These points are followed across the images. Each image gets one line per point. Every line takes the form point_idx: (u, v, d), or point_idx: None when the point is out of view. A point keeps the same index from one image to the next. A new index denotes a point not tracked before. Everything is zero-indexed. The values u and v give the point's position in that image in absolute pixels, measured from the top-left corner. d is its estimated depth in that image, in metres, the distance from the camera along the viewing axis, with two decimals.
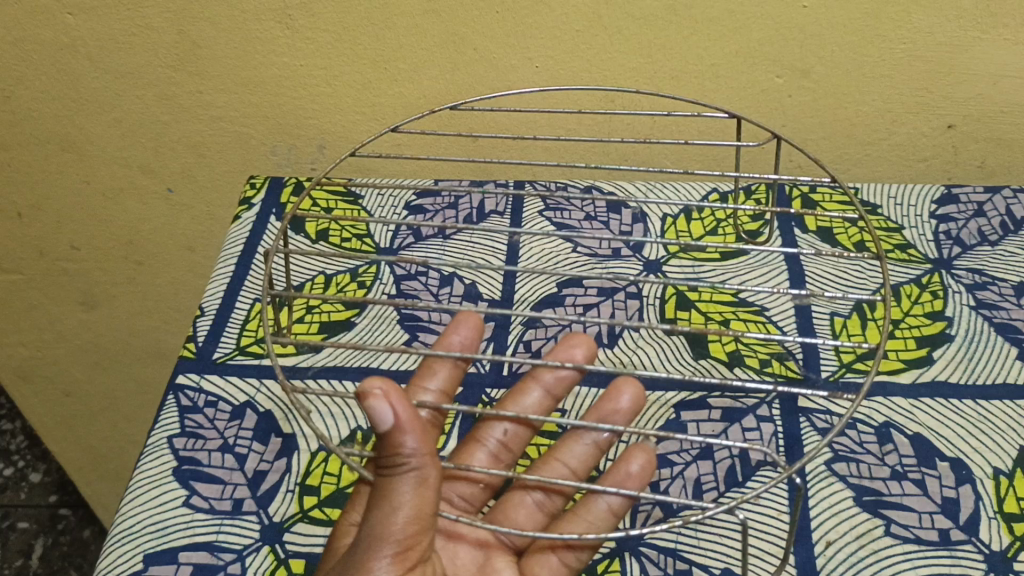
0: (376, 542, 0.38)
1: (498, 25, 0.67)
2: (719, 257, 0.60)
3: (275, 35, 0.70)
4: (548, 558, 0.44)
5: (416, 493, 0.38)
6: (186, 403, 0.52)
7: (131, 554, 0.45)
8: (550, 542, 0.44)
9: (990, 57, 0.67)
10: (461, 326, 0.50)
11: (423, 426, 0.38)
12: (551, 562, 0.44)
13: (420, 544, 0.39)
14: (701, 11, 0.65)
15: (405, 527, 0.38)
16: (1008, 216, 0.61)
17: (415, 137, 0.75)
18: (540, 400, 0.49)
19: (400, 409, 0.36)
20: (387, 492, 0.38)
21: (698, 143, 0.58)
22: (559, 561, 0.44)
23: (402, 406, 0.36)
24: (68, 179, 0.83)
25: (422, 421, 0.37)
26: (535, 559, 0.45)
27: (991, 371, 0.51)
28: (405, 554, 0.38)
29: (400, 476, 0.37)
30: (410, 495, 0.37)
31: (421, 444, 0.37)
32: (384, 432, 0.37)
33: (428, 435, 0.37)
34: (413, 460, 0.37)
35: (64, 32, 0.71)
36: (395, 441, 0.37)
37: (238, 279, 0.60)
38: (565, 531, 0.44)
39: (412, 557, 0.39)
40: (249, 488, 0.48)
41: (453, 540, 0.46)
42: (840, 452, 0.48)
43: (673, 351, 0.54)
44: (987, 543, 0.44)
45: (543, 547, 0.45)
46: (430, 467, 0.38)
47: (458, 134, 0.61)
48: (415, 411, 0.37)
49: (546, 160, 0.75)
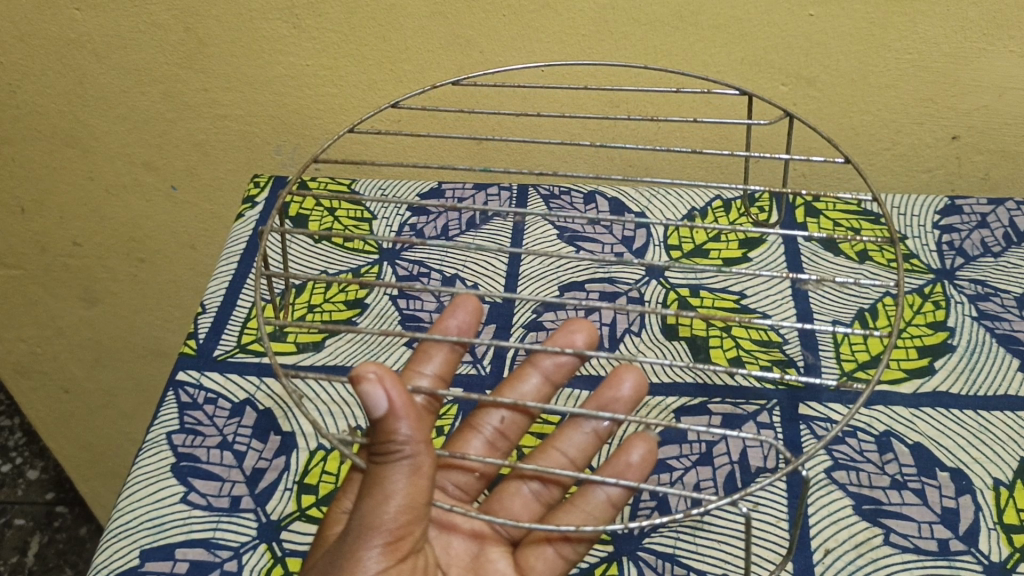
0: (366, 531, 0.38)
1: (504, 28, 0.68)
2: (722, 263, 0.60)
3: (282, 34, 0.70)
4: (543, 550, 0.45)
5: (409, 482, 0.37)
6: (186, 399, 0.52)
7: (128, 550, 0.45)
8: (546, 533, 0.45)
9: (995, 68, 0.67)
10: (458, 311, 0.51)
11: (418, 413, 0.38)
12: (547, 555, 0.44)
13: (412, 534, 0.39)
14: (707, 17, 0.65)
15: (397, 517, 0.38)
16: (1011, 228, 0.61)
17: (417, 111, 0.73)
18: (540, 386, 0.50)
19: (394, 395, 0.36)
20: (379, 480, 0.38)
21: (709, 124, 0.56)
22: (555, 553, 0.44)
23: (396, 391, 0.36)
24: (71, 174, 0.83)
25: (416, 408, 0.37)
26: (530, 552, 0.45)
27: (993, 381, 0.51)
28: (396, 544, 0.39)
29: (394, 464, 0.37)
30: (403, 484, 0.37)
31: (416, 431, 0.37)
32: (377, 418, 0.37)
33: (422, 423, 0.37)
34: (407, 447, 0.37)
35: (72, 28, 0.71)
36: (390, 428, 0.37)
37: (240, 277, 0.60)
38: (562, 523, 0.45)
39: (404, 548, 0.39)
40: (247, 486, 0.48)
41: (447, 531, 0.46)
42: (840, 460, 0.48)
43: (674, 357, 0.54)
44: (986, 553, 0.44)
45: (538, 539, 0.45)
46: (424, 455, 0.37)
47: (461, 113, 0.60)
48: (410, 399, 0.37)
49: (550, 142, 0.74)
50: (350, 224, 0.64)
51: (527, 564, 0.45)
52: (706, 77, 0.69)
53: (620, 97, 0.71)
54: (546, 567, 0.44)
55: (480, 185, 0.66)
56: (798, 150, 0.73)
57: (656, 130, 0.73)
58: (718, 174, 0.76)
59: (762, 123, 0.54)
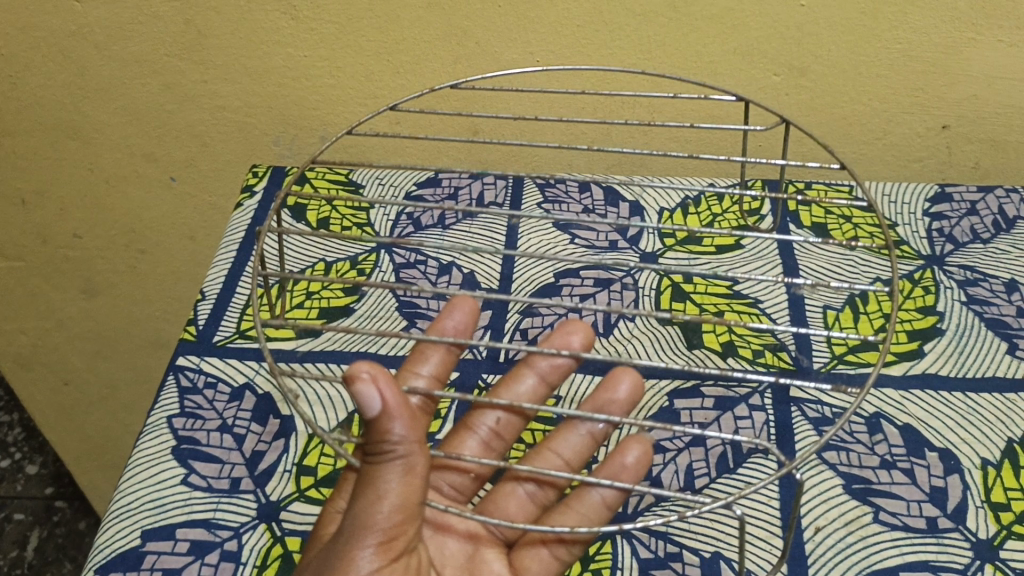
0: (360, 531, 0.38)
1: (500, 18, 0.68)
2: (715, 250, 0.61)
3: (280, 25, 0.71)
4: (538, 551, 0.45)
5: (403, 482, 0.38)
6: (186, 384, 0.53)
7: (129, 530, 0.46)
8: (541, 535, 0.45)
9: (984, 58, 0.67)
10: (455, 311, 0.51)
11: (412, 413, 0.38)
12: (542, 556, 0.45)
13: (405, 534, 0.39)
14: (699, 8, 0.66)
15: (390, 516, 0.38)
16: (1000, 214, 0.62)
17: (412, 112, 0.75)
18: (535, 387, 0.50)
19: (388, 394, 0.37)
20: (373, 481, 0.38)
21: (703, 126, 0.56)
22: (550, 554, 0.45)
23: (389, 390, 0.37)
24: (71, 166, 0.84)
25: (410, 408, 0.38)
26: (524, 553, 0.45)
27: (981, 364, 0.52)
28: (389, 544, 0.39)
29: (387, 464, 0.38)
30: (396, 484, 0.38)
31: (410, 431, 0.37)
32: (373, 418, 0.37)
33: (416, 423, 0.38)
34: (400, 447, 0.37)
35: (72, 20, 0.72)
36: (384, 428, 0.37)
37: (239, 265, 0.60)
38: (556, 524, 0.45)
39: (397, 547, 0.40)
40: (247, 467, 0.49)
41: (441, 531, 0.47)
42: (830, 441, 0.49)
43: (668, 342, 0.55)
44: (974, 531, 0.45)
45: (532, 540, 0.46)
46: (417, 456, 0.38)
47: (458, 114, 0.60)
48: (404, 398, 0.38)
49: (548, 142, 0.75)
50: (348, 213, 0.65)
51: (521, 565, 0.45)
52: (701, 69, 0.70)
53: (616, 96, 0.72)
54: (541, 568, 0.45)
55: (477, 174, 0.67)
56: (791, 138, 0.74)
57: (651, 126, 0.74)
58: (713, 164, 0.77)
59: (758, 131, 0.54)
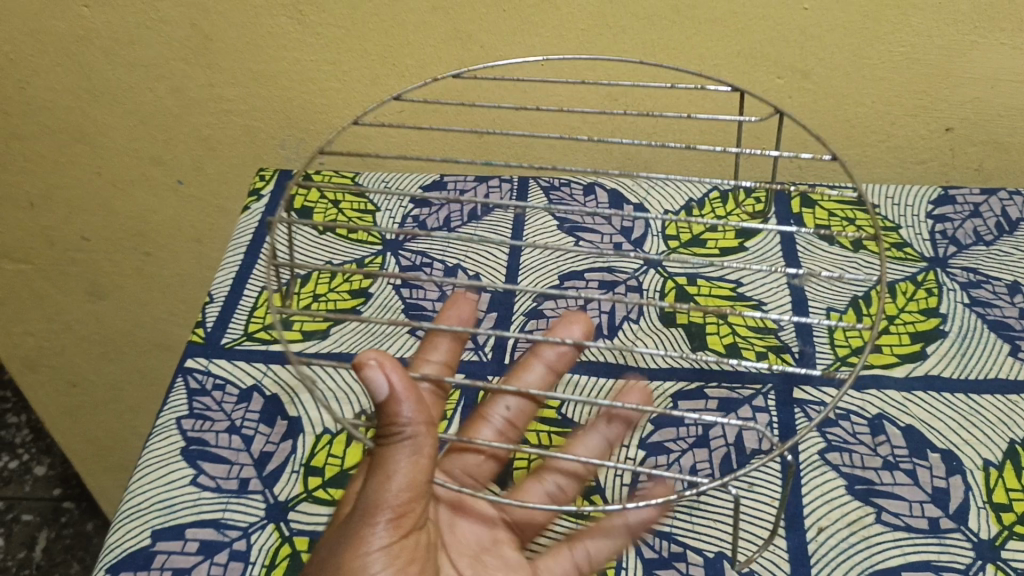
0: (372, 509, 0.39)
1: (505, 22, 0.69)
2: (719, 252, 0.61)
3: (286, 29, 0.71)
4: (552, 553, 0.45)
5: (411, 461, 0.39)
6: (194, 385, 0.53)
7: (139, 530, 0.47)
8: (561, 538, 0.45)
9: (986, 61, 0.68)
10: (461, 305, 0.53)
11: (421, 394, 0.39)
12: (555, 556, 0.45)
13: (415, 512, 0.40)
14: (702, 12, 0.66)
15: (399, 494, 0.39)
16: (1004, 217, 0.62)
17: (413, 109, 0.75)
18: (544, 375, 0.51)
19: (394, 378, 0.38)
20: (383, 460, 0.39)
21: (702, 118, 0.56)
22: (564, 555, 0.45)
23: (396, 374, 0.38)
24: (80, 169, 0.85)
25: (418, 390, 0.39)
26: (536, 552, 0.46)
27: (983, 366, 0.52)
28: (400, 520, 0.40)
29: (396, 443, 0.39)
30: (405, 463, 0.39)
31: (418, 410, 0.39)
32: (382, 400, 0.38)
33: (424, 404, 0.39)
34: (409, 427, 0.38)
35: (81, 25, 0.73)
36: (392, 409, 0.38)
37: (247, 267, 0.61)
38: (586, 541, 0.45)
39: (407, 524, 0.40)
40: (255, 468, 0.49)
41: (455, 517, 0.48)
42: (833, 442, 0.49)
43: (672, 343, 0.55)
44: (975, 531, 0.45)
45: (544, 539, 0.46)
46: (425, 435, 0.39)
47: (461, 123, 0.62)
48: (412, 380, 0.39)
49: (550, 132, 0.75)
50: (355, 215, 0.65)
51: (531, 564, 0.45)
52: (704, 72, 0.70)
53: (620, 91, 0.72)
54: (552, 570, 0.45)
55: (482, 177, 0.68)
56: (795, 140, 0.74)
57: (656, 124, 0.74)
58: (716, 166, 0.77)
59: (751, 119, 0.55)
